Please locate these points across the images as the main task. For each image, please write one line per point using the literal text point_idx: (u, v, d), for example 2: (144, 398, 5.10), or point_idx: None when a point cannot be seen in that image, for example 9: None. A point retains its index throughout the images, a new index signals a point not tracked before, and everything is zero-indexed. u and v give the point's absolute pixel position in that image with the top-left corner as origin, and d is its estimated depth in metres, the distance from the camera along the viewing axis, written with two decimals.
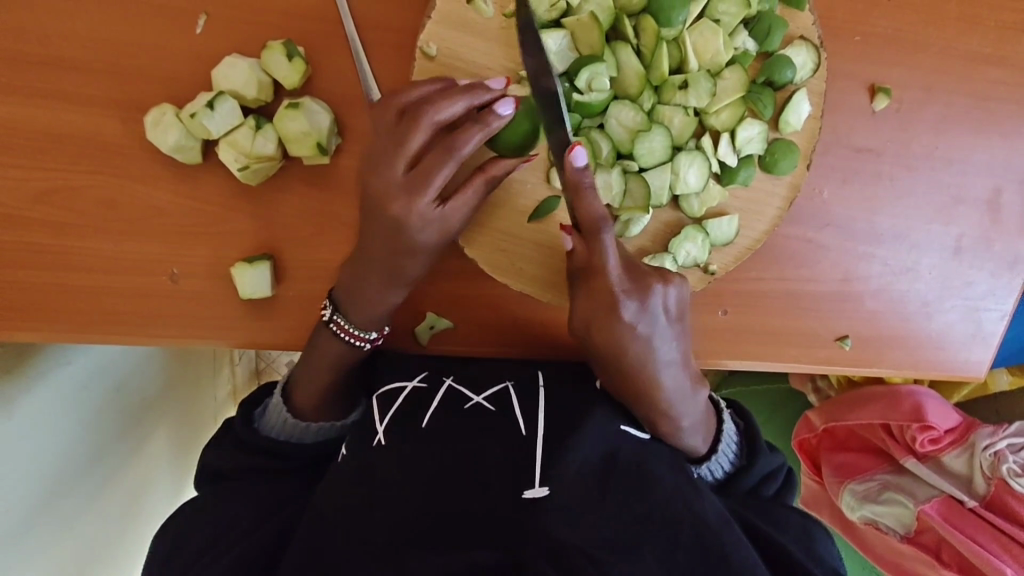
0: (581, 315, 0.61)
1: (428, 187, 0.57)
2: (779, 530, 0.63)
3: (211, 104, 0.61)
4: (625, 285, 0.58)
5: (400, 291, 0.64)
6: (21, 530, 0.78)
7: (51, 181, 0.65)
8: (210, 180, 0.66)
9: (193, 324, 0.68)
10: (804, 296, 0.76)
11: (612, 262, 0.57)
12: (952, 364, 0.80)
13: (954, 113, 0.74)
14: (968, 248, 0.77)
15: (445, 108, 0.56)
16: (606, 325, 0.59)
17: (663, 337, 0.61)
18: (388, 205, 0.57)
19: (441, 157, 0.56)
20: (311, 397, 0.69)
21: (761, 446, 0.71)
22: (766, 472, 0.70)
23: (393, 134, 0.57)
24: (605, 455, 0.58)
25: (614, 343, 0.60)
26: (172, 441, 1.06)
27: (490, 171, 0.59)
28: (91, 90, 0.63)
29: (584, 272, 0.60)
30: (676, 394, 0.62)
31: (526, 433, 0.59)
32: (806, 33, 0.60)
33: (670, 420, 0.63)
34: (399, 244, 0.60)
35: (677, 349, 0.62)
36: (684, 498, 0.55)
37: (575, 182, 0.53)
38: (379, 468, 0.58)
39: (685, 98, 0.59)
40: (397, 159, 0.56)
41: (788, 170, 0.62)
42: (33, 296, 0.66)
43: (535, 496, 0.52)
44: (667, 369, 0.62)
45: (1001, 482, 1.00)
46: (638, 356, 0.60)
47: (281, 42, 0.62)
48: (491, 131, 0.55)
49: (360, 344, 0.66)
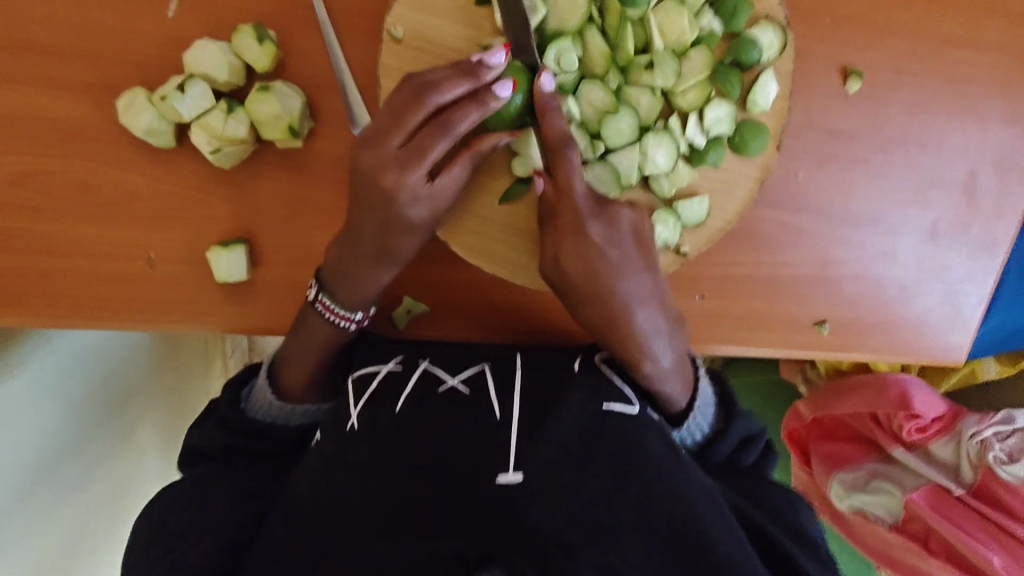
0: (549, 249, 0.61)
1: (421, 161, 0.57)
2: (761, 508, 0.64)
3: (182, 88, 0.61)
4: (590, 206, 0.59)
5: (392, 270, 0.64)
6: (2, 515, 0.78)
7: (26, 167, 0.65)
8: (185, 164, 0.66)
9: (169, 307, 0.68)
10: (779, 280, 0.76)
11: (575, 176, 0.58)
12: (930, 348, 0.80)
13: (928, 96, 0.74)
14: (945, 232, 0.78)
15: (446, 91, 0.56)
16: (568, 242, 0.59)
17: (633, 265, 0.60)
18: (381, 176, 0.57)
19: (435, 134, 0.56)
20: (300, 377, 0.70)
21: (738, 410, 0.70)
22: (744, 437, 0.70)
23: (395, 109, 0.57)
24: (585, 435, 0.57)
25: (583, 268, 0.59)
26: (159, 431, 1.07)
27: (477, 147, 0.58)
28: (64, 74, 0.64)
29: (550, 212, 0.60)
30: (650, 333, 0.60)
31: (499, 419, 0.59)
32: (772, 13, 0.60)
33: (653, 362, 0.61)
34: (389, 218, 0.59)
35: (651, 286, 0.61)
36: (670, 480, 0.55)
37: (539, 104, 0.56)
38: (356, 452, 0.58)
39: (652, 78, 0.59)
40: (394, 133, 0.57)
41: (758, 151, 0.62)
42: (11, 281, 0.67)
43: (508, 481, 0.52)
44: (640, 302, 0.60)
45: (988, 470, 1.01)
46: (607, 289, 0.60)
47: (251, 26, 0.62)
48: (487, 111, 0.55)
49: (346, 325, 0.67)
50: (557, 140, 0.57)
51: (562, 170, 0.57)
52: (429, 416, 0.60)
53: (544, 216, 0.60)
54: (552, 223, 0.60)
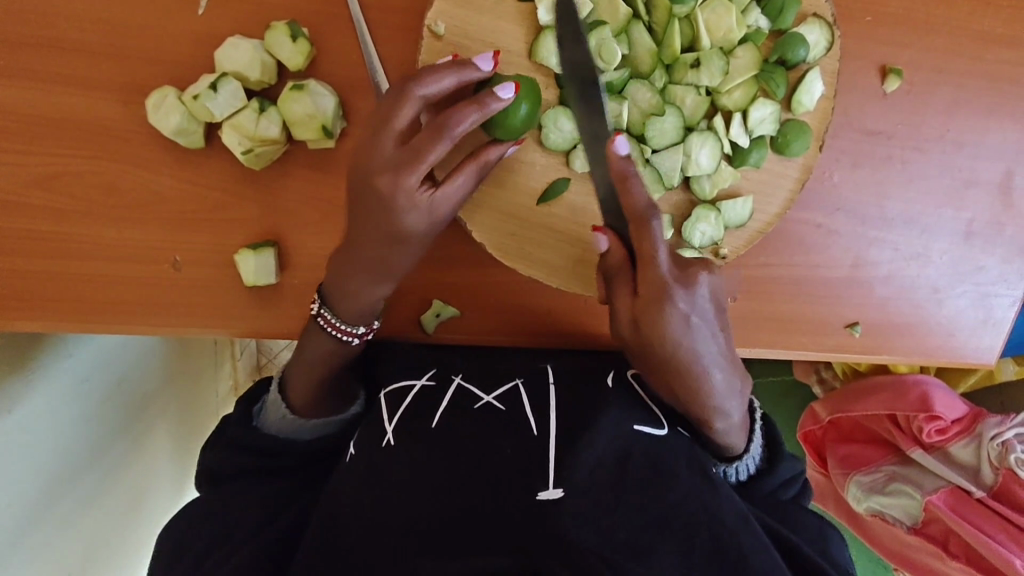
0: (625, 311, 0.58)
1: (417, 165, 0.54)
2: (793, 531, 0.62)
3: (213, 86, 0.60)
4: (674, 273, 0.56)
5: (389, 283, 0.63)
6: (22, 524, 0.77)
7: (51, 167, 0.64)
8: (214, 165, 0.65)
9: (196, 312, 0.67)
10: (813, 283, 0.75)
11: (660, 250, 0.55)
12: (962, 351, 0.79)
13: (966, 95, 0.73)
14: (979, 233, 0.77)
15: (430, 82, 0.54)
16: (654, 315, 0.56)
17: (709, 331, 0.58)
18: (374, 179, 0.54)
19: (432, 136, 0.53)
20: (305, 393, 0.67)
21: (783, 450, 0.68)
22: (787, 477, 0.68)
23: (381, 109, 0.54)
24: (618, 457, 0.55)
25: (663, 339, 0.57)
26: (172, 436, 1.05)
27: (484, 157, 0.58)
28: (91, 73, 0.62)
29: (623, 271, 0.58)
30: (722, 392, 0.59)
31: (537, 435, 0.57)
32: (819, 10, 0.59)
33: (723, 418, 0.61)
34: (398, 233, 0.58)
35: (723, 347, 0.60)
36: (700, 499, 0.53)
37: (621, 171, 0.52)
38: (380, 463, 0.57)
39: (697, 77, 0.58)
40: (386, 135, 0.54)
41: (801, 151, 0.61)
42: (36, 285, 0.65)
43: (551, 497, 0.50)
44: (710, 367, 0.59)
45: (1009, 471, 0.98)
46: (695, 353, 0.58)
47: (284, 23, 0.61)
48: (489, 112, 0.53)
49: (348, 339, 0.65)
50: (640, 210, 0.54)
51: (646, 240, 0.54)
52: (462, 431, 0.58)
53: (618, 273, 0.58)
54: (628, 285, 0.57)
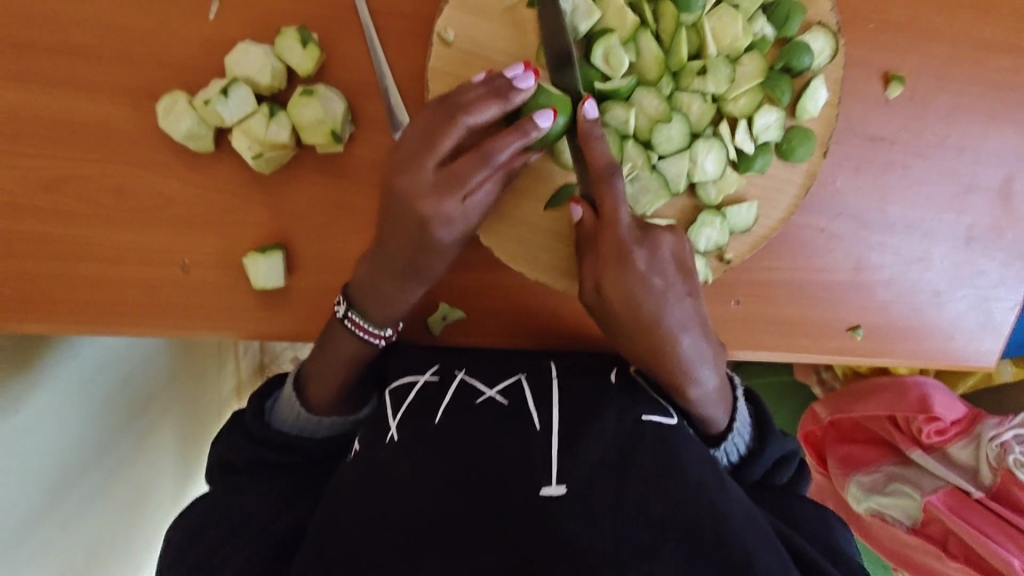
0: (589, 278, 0.59)
1: (459, 189, 0.55)
2: (793, 524, 0.63)
3: (224, 91, 0.61)
4: (633, 234, 0.57)
5: (421, 287, 0.63)
6: (28, 523, 0.77)
7: (61, 171, 0.64)
8: (223, 170, 0.65)
9: (204, 314, 0.67)
10: (815, 286, 0.75)
11: (620, 208, 0.56)
12: (961, 355, 0.80)
13: (967, 101, 0.74)
14: (980, 238, 0.77)
15: (478, 112, 0.54)
16: (614, 275, 0.57)
17: (675, 293, 0.58)
18: (416, 202, 0.56)
19: (475, 162, 0.54)
20: (328, 393, 0.68)
21: (772, 433, 0.70)
22: (778, 458, 0.70)
23: (426, 131, 0.55)
24: (621, 451, 0.56)
25: (623, 296, 0.57)
26: (175, 435, 1.05)
27: (511, 164, 0.57)
28: (101, 77, 0.63)
29: (592, 241, 0.59)
30: (693, 357, 0.59)
31: (540, 430, 0.57)
32: (824, 19, 0.61)
33: (698, 387, 0.60)
34: (417, 240, 0.58)
35: (694, 312, 0.59)
36: (709, 496, 0.53)
37: (586, 131, 0.54)
38: (386, 462, 0.57)
39: (703, 84, 0.59)
40: (429, 158, 0.55)
41: (805, 157, 0.62)
42: (45, 287, 0.66)
43: (552, 494, 0.51)
44: (678, 331, 0.58)
45: (1007, 473, 0.99)
46: (659, 316, 0.58)
47: (294, 29, 0.62)
48: (530, 140, 0.53)
49: (376, 342, 0.65)
50: (603, 169, 0.55)
51: (607, 198, 0.55)
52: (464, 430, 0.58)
53: (586, 243, 0.59)
54: (592, 252, 0.58)
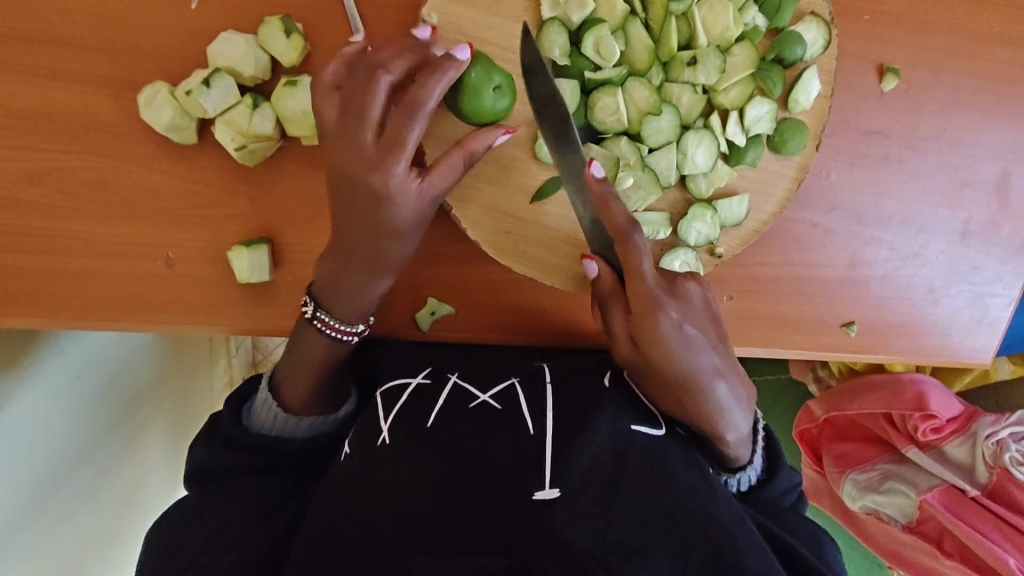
0: (623, 331, 0.57)
1: (402, 151, 0.53)
2: (791, 533, 0.62)
3: (206, 82, 0.60)
4: (661, 286, 0.56)
5: (390, 275, 0.62)
6: (15, 521, 0.76)
7: (42, 163, 0.63)
8: (207, 162, 0.64)
9: (188, 308, 0.66)
10: (809, 282, 0.74)
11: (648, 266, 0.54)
12: (956, 351, 0.79)
13: (963, 94, 0.73)
14: (975, 233, 0.76)
15: (394, 67, 0.52)
16: (648, 329, 0.54)
17: (705, 341, 0.57)
18: (367, 176, 0.53)
19: (406, 118, 0.52)
20: (300, 396, 0.67)
21: (782, 459, 0.68)
22: (784, 487, 0.68)
23: (353, 99, 0.53)
24: (614, 455, 0.54)
25: (662, 353, 0.55)
26: (166, 433, 1.04)
27: (469, 147, 0.57)
28: (82, 67, 0.62)
29: (615, 293, 0.57)
30: (728, 403, 0.58)
31: (533, 433, 0.56)
32: (817, 9, 0.60)
33: (733, 430, 0.60)
34: (380, 221, 0.56)
35: (721, 356, 0.58)
36: (698, 498, 0.52)
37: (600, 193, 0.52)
38: (373, 461, 0.56)
39: (694, 75, 0.59)
40: (363, 127, 0.52)
41: (797, 150, 0.61)
42: (27, 281, 0.65)
43: (546, 497, 0.49)
44: (713, 376, 0.57)
45: (1002, 470, 0.98)
46: (694, 366, 0.56)
47: (278, 18, 0.60)
48: (451, 77, 0.52)
49: (347, 339, 0.64)
50: (623, 227, 0.53)
51: (632, 256, 0.53)
52: (454, 430, 0.57)
53: (611, 299, 0.58)
54: (622, 306, 0.57)
